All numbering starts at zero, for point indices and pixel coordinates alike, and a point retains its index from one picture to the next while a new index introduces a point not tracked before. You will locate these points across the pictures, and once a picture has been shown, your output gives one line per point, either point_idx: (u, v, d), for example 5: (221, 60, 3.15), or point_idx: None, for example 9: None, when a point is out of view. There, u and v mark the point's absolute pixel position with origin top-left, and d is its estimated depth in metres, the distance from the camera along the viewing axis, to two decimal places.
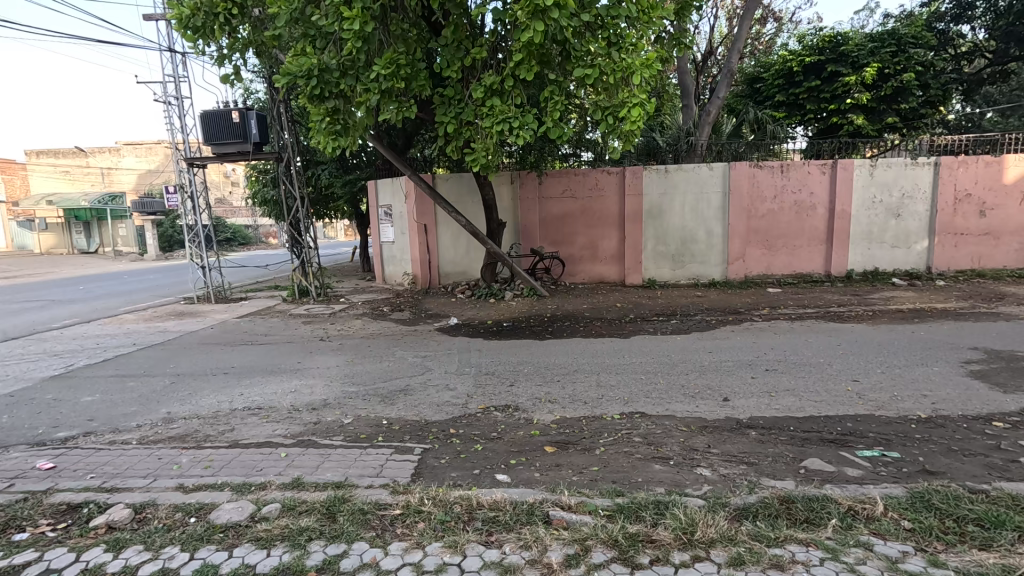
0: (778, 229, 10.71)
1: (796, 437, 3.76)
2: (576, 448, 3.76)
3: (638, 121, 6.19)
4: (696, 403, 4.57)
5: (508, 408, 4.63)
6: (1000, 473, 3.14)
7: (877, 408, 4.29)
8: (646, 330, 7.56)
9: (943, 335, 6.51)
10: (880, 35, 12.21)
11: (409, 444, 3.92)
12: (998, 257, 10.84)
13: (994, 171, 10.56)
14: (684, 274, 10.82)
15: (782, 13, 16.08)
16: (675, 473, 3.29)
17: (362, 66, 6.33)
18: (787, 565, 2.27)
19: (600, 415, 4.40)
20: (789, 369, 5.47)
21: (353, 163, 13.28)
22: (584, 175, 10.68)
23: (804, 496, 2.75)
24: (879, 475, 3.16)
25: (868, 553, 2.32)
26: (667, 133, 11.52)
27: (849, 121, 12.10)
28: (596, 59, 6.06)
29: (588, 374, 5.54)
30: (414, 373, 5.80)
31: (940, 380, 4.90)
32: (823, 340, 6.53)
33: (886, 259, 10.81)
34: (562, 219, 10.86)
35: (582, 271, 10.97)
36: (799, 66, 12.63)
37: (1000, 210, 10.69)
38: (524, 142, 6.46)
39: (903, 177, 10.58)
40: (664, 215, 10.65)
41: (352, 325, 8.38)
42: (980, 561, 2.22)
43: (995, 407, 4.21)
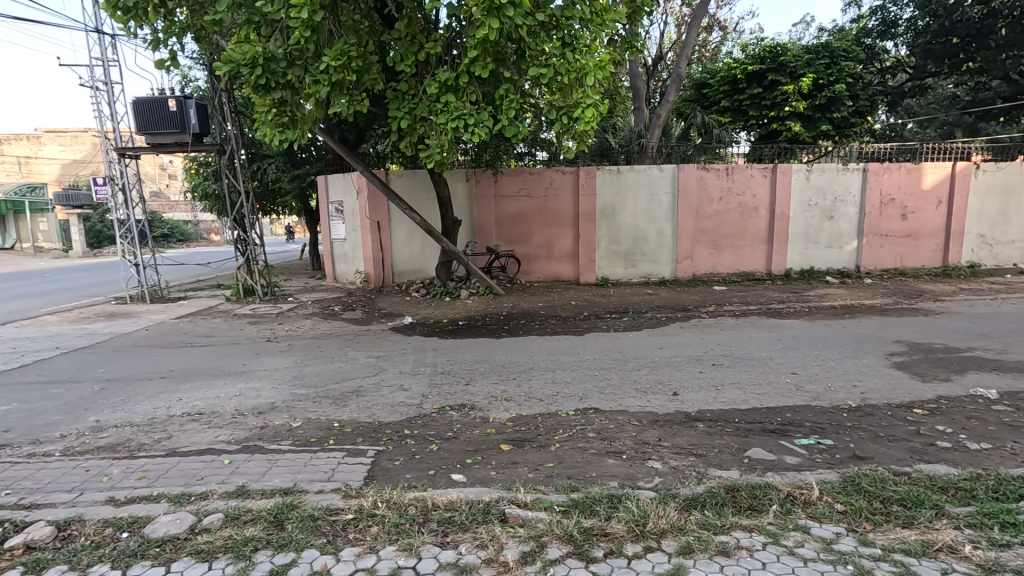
0: (724, 229, 11.18)
1: (741, 428, 3.94)
2: (532, 445, 3.78)
3: (592, 121, 6.30)
4: (647, 398, 4.71)
5: (463, 408, 4.60)
6: (920, 456, 3.39)
7: (814, 399, 4.55)
8: (600, 327, 7.71)
9: (871, 330, 6.99)
10: (815, 47, 12.94)
11: (362, 446, 3.82)
12: (919, 257, 11.75)
13: (914, 177, 11.45)
14: (636, 273, 11.10)
15: (727, 22, 16.78)
16: (628, 467, 3.38)
17: (311, 56, 6.10)
18: (732, 551, 2.36)
19: (555, 411, 4.45)
20: (733, 363, 5.73)
21: (302, 158, 12.83)
22: (538, 174, 10.75)
23: (747, 484, 2.88)
24: (815, 462, 3.36)
25: (805, 536, 2.45)
26: (619, 135, 11.78)
27: (788, 128, 12.82)
28: (551, 59, 6.11)
29: (544, 372, 5.59)
30: (367, 373, 5.67)
31: (868, 371, 5.25)
32: (764, 336, 6.88)
33: (820, 259, 11.49)
34: (517, 218, 10.89)
35: (537, 269, 11.05)
36: (743, 73, 13.21)
37: (920, 213, 11.60)
38: (480, 139, 6.43)
39: (835, 182, 11.28)
40: (617, 214, 10.89)
41: (302, 326, 8.09)
42: (903, 538, 2.39)
43: (915, 395, 4.55)
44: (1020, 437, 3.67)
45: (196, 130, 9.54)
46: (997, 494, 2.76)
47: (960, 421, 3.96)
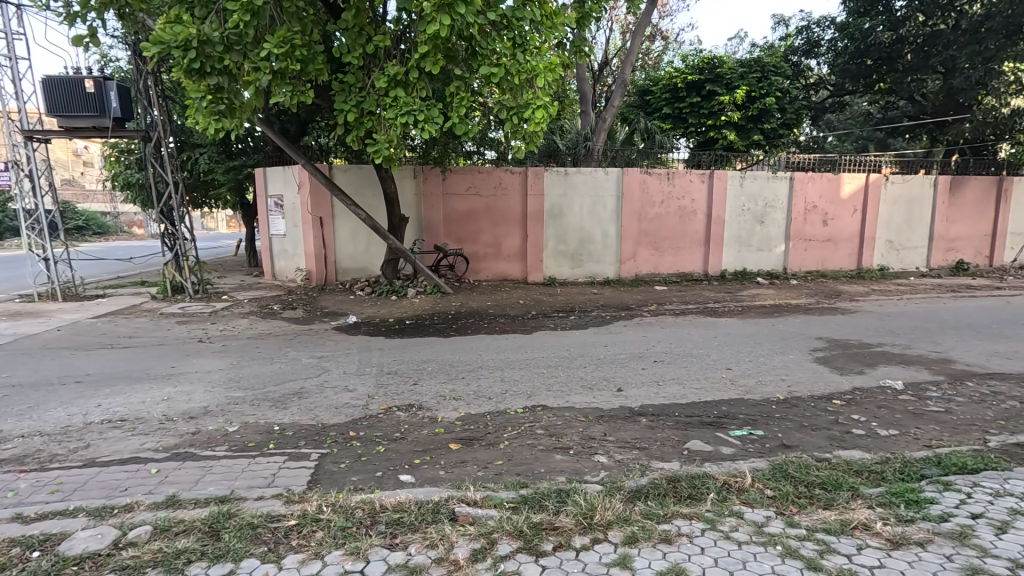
0: (665, 232, 11.64)
1: (681, 422, 4.14)
2: (481, 443, 3.79)
3: (542, 122, 6.39)
4: (593, 394, 4.84)
5: (411, 408, 4.54)
6: (839, 443, 3.69)
7: (746, 392, 4.84)
8: (548, 326, 7.83)
9: (796, 328, 7.52)
10: (748, 61, 13.75)
11: (305, 450, 3.69)
12: (837, 260, 12.75)
13: (834, 186, 12.41)
14: (582, 273, 11.35)
15: (668, 32, 17.48)
16: (575, 462, 3.46)
17: (251, 41, 5.81)
18: (674, 538, 2.46)
19: (504, 409, 4.48)
20: (673, 359, 6.00)
21: (238, 149, 12.12)
22: (487, 172, 10.75)
23: (687, 475, 3.03)
24: (747, 451, 3.58)
25: (739, 520, 2.59)
26: (567, 137, 11.99)
27: (724, 136, 13.52)
28: (502, 58, 6.11)
29: (492, 370, 5.61)
30: (309, 374, 5.46)
31: (794, 366, 5.65)
32: (701, 333, 7.24)
33: (752, 261, 12.21)
34: (466, 216, 10.84)
35: (485, 268, 11.04)
36: (683, 83, 13.85)
37: (839, 220, 12.58)
38: (430, 136, 6.34)
39: (766, 189, 12.02)
40: (564, 215, 11.09)
41: (237, 325, 7.69)
42: (824, 518, 2.57)
43: (834, 388, 4.94)
44: (922, 423, 4.06)
45: (118, 115, 8.82)
46: (903, 476, 3.03)
47: (872, 410, 4.34)
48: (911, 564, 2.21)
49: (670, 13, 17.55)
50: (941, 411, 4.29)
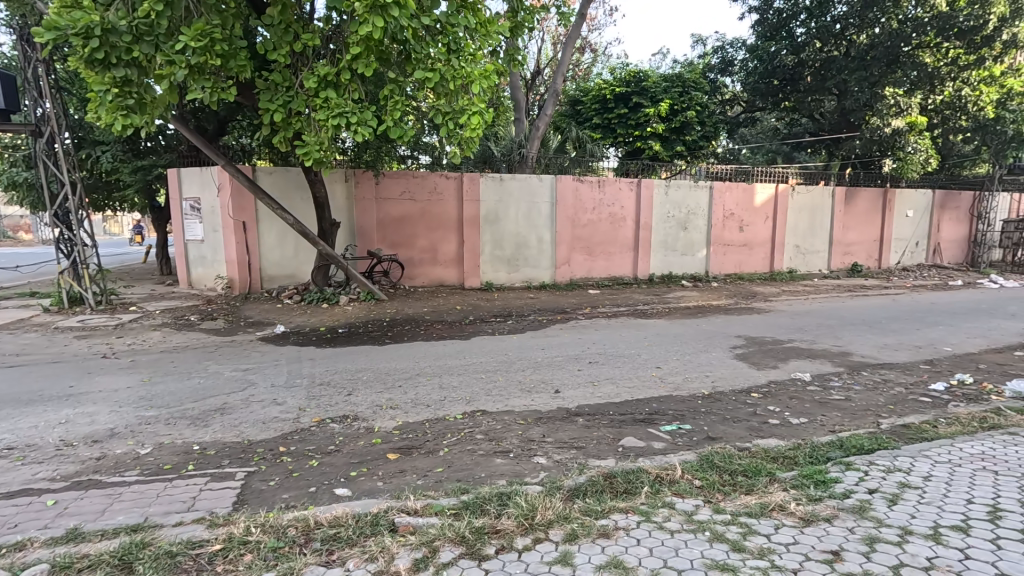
0: (597, 238, 12.04)
1: (615, 419, 4.30)
2: (420, 451, 3.75)
3: (478, 128, 6.38)
4: (532, 397, 4.91)
5: (345, 419, 4.39)
6: (758, 433, 3.98)
7: (675, 389, 5.11)
8: (486, 330, 7.87)
9: (717, 326, 8.05)
10: (671, 77, 14.60)
11: (229, 469, 3.46)
12: (753, 263, 13.76)
13: (748, 195, 13.41)
14: (518, 278, 11.48)
15: (597, 46, 18.23)
16: (515, 464, 3.50)
17: (163, 33, 5.43)
18: (612, 532, 2.52)
19: (443, 416, 4.44)
20: (607, 360, 6.22)
21: (147, 148, 11.04)
22: (422, 177, 10.61)
23: (622, 471, 3.16)
24: (677, 445, 3.78)
25: (671, 511, 2.70)
26: (501, 143, 12.15)
27: (650, 146, 14.22)
28: (436, 64, 6.06)
29: (430, 377, 5.54)
30: (234, 389, 5.13)
31: (717, 363, 6.04)
32: (633, 334, 7.57)
33: (677, 265, 12.92)
34: (400, 221, 10.64)
35: (421, 274, 10.88)
36: (611, 94, 14.46)
37: (753, 226, 13.60)
38: (363, 139, 6.17)
39: (688, 197, 12.78)
40: (500, 220, 11.18)
41: (148, 338, 7.07)
42: (746, 503, 2.73)
43: (753, 382, 5.32)
44: (827, 411, 4.47)
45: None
46: (812, 459, 3.32)
47: (785, 401, 4.72)
48: (820, 538, 2.36)
49: (598, 27, 18.27)
50: (841, 399, 4.75)
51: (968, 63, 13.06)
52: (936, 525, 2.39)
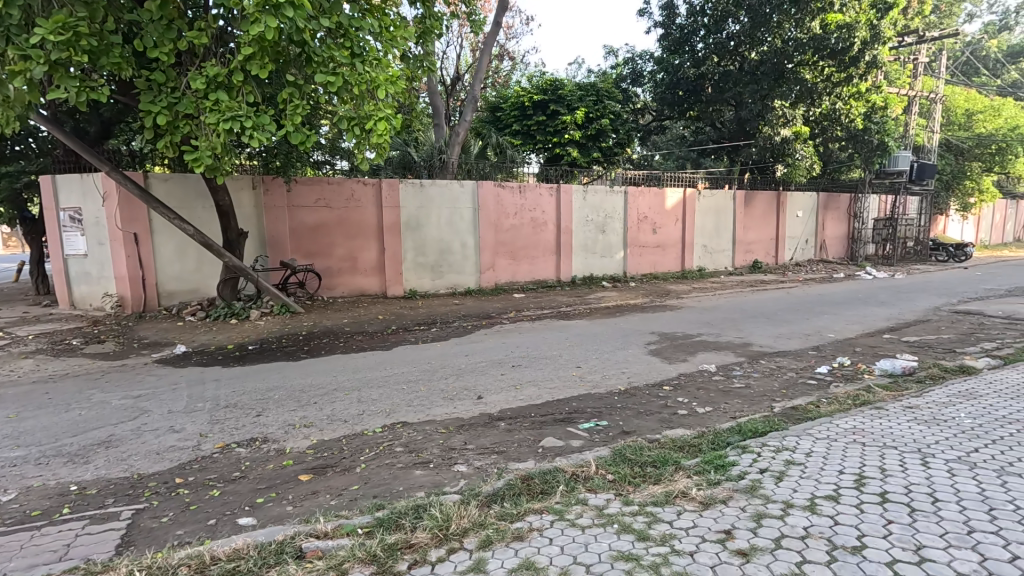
0: (520, 242, 12.21)
1: (536, 421, 4.37)
2: (336, 470, 3.60)
3: (385, 134, 6.20)
4: (454, 404, 4.87)
5: (253, 442, 4.11)
6: (667, 424, 4.22)
7: (593, 387, 5.29)
8: (409, 339, 7.72)
9: (635, 324, 8.45)
10: (585, 86, 15.19)
11: (114, 508, 3.12)
12: (666, 263, 14.59)
13: (659, 200, 14.21)
14: (443, 284, 11.37)
15: (515, 54, 18.65)
16: (435, 474, 3.46)
17: (18, 25, 4.86)
18: (526, 534, 2.54)
19: (360, 431, 4.29)
20: (530, 362, 6.31)
21: (15, 152, 9.87)
22: (338, 183, 10.23)
23: (539, 472, 3.21)
24: (594, 441, 3.91)
25: (584, 507, 2.78)
26: (421, 149, 12.02)
27: (568, 153, 14.66)
28: (339, 67, 5.83)
29: (348, 392, 5.32)
30: (124, 418, 4.65)
31: (633, 359, 6.33)
32: (556, 335, 7.75)
33: (597, 267, 13.41)
34: (316, 229, 10.16)
35: (341, 284, 10.44)
36: (529, 101, 14.81)
37: (665, 228, 14.43)
38: (260, 144, 5.85)
39: (605, 202, 13.32)
40: (422, 227, 11.03)
41: (17, 368, 6.24)
42: (653, 493, 2.87)
43: (665, 376, 5.62)
44: (729, 399, 4.81)
45: None
46: (714, 445, 3.56)
47: (693, 392, 5.04)
48: (716, 519, 2.53)
49: (515, 35, 18.67)
50: (742, 387, 5.16)
51: (839, 80, 14.54)
52: (812, 497, 2.65)
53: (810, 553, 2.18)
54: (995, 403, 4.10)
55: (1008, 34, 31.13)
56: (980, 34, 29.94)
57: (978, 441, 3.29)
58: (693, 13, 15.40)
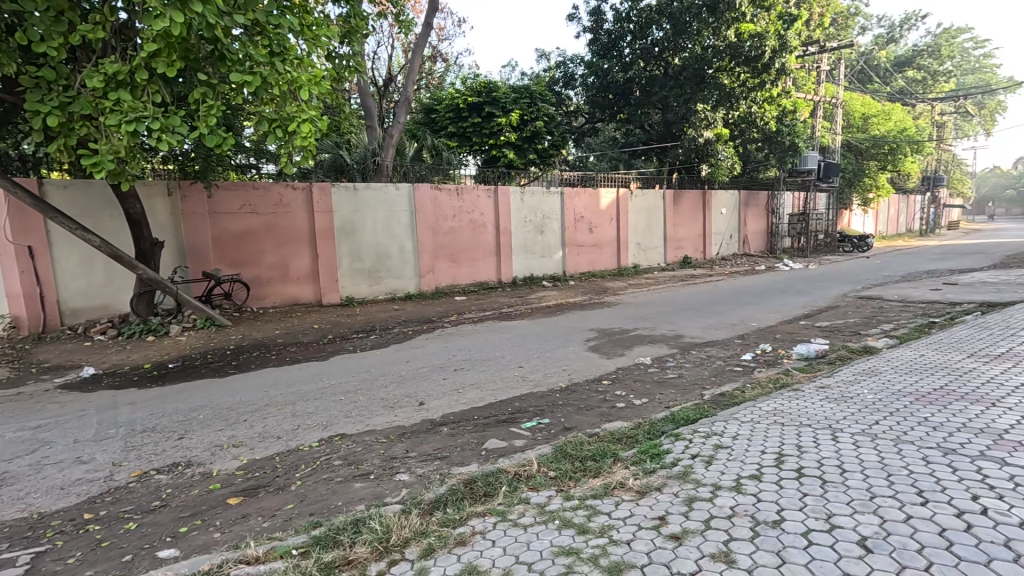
0: (459, 245, 12.15)
1: (479, 424, 4.36)
2: (268, 490, 3.41)
3: (310, 137, 5.92)
4: (395, 413, 4.76)
5: (175, 467, 3.82)
6: (606, 418, 4.34)
7: (535, 385, 5.36)
8: (347, 348, 7.46)
9: (575, 322, 8.63)
10: (518, 88, 15.34)
11: (9, 553, 2.80)
12: (603, 261, 15.03)
13: (594, 200, 14.61)
14: (381, 290, 11.09)
15: (448, 56, 18.57)
16: (376, 486, 3.37)
17: None
18: (469, 538, 2.53)
19: (295, 446, 4.09)
20: (472, 365, 6.29)
21: None
22: (264, 188, 9.73)
23: (482, 475, 3.21)
24: (536, 440, 3.95)
25: (526, 506, 2.80)
26: (354, 152, 11.67)
27: (504, 155, 14.74)
28: (257, 66, 5.55)
29: (282, 406, 5.06)
30: (21, 452, 4.18)
31: (573, 356, 6.47)
32: (498, 337, 7.77)
33: (537, 267, 13.59)
34: (242, 237, 9.61)
35: (271, 293, 9.93)
36: (464, 103, 14.79)
37: (600, 227, 14.86)
38: (169, 147, 5.43)
39: (542, 203, 13.53)
40: (357, 232, 10.71)
41: None
42: (592, 486, 2.95)
43: (604, 371, 5.78)
44: (664, 390, 5.02)
45: None
46: (649, 435, 3.70)
47: (630, 385, 5.22)
48: (651, 506, 2.63)
49: (448, 37, 18.59)
50: (674, 377, 5.40)
51: (754, 85, 15.46)
52: (738, 477, 2.81)
53: (736, 530, 2.32)
54: (892, 378, 4.54)
55: (894, 46, 34.59)
56: (871, 46, 33.14)
57: (879, 415, 3.62)
58: (619, 19, 15.98)
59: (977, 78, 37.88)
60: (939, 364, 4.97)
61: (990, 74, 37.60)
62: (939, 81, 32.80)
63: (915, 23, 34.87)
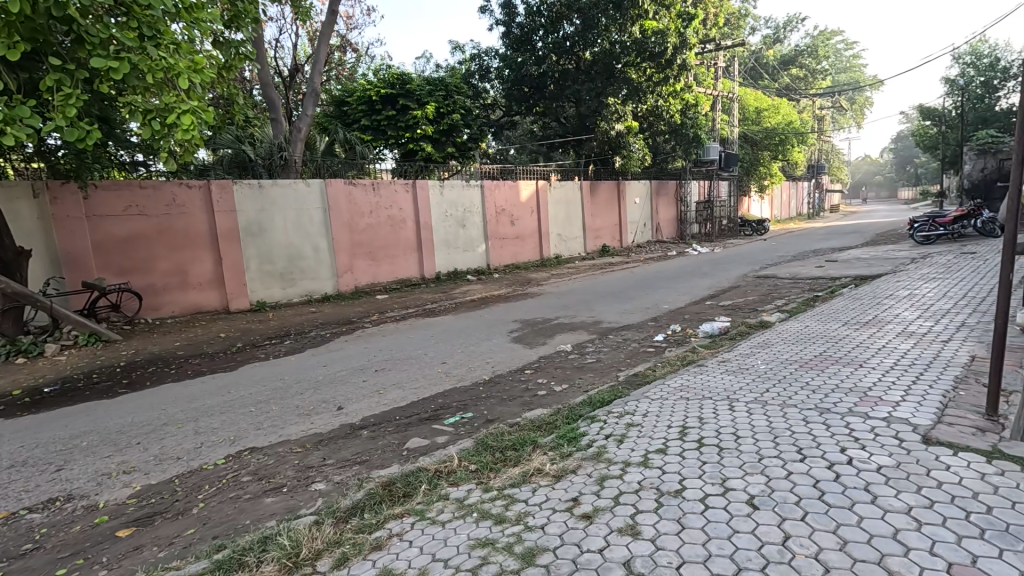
0: (378, 242, 11.78)
1: (400, 424, 4.26)
2: (166, 516, 3.13)
3: (192, 129, 5.39)
4: (311, 420, 4.53)
5: (52, 503, 3.39)
6: (528, 406, 4.42)
7: (458, 380, 5.34)
8: (258, 356, 7.00)
9: (499, 315, 8.68)
10: (433, 81, 15.07)
11: None
12: (526, 253, 15.26)
13: (514, 192, 14.75)
14: (295, 292, 10.52)
15: (358, 45, 17.83)
16: (289, 499, 3.19)
17: None
18: (385, 542, 2.46)
19: (198, 466, 3.77)
20: (394, 364, 6.14)
21: None
22: (153, 187, 8.85)
23: (401, 476, 3.14)
24: (459, 435, 3.92)
25: (445, 502, 2.78)
26: (259, 147, 10.90)
27: (421, 148, 14.41)
28: (124, 51, 5.00)
29: (182, 424, 4.65)
30: None
31: (497, 349, 6.50)
32: (421, 334, 7.64)
33: (460, 261, 13.50)
34: (130, 243, 8.69)
35: (169, 302, 9.08)
36: (377, 95, 14.28)
37: (522, 219, 15.05)
38: (17, 142, 4.75)
39: (463, 196, 13.45)
40: (265, 232, 10.06)
41: None
42: (511, 475, 2.98)
43: (526, 361, 5.85)
44: (583, 374, 5.20)
45: None
46: (567, 420, 3.80)
47: (551, 373, 5.34)
48: (566, 489, 2.70)
49: (357, 26, 17.83)
50: (593, 362, 5.59)
51: (659, 80, 16.33)
52: (646, 453, 2.97)
53: (642, 503, 2.44)
54: (782, 349, 5.00)
55: (780, 45, 37.85)
56: (760, 45, 36.04)
57: (769, 383, 3.98)
58: (530, 13, 16.06)
59: (849, 76, 42.40)
60: (822, 333, 5.53)
61: (859, 73, 42.24)
62: (817, 79, 36.44)
63: (796, 25, 38.30)
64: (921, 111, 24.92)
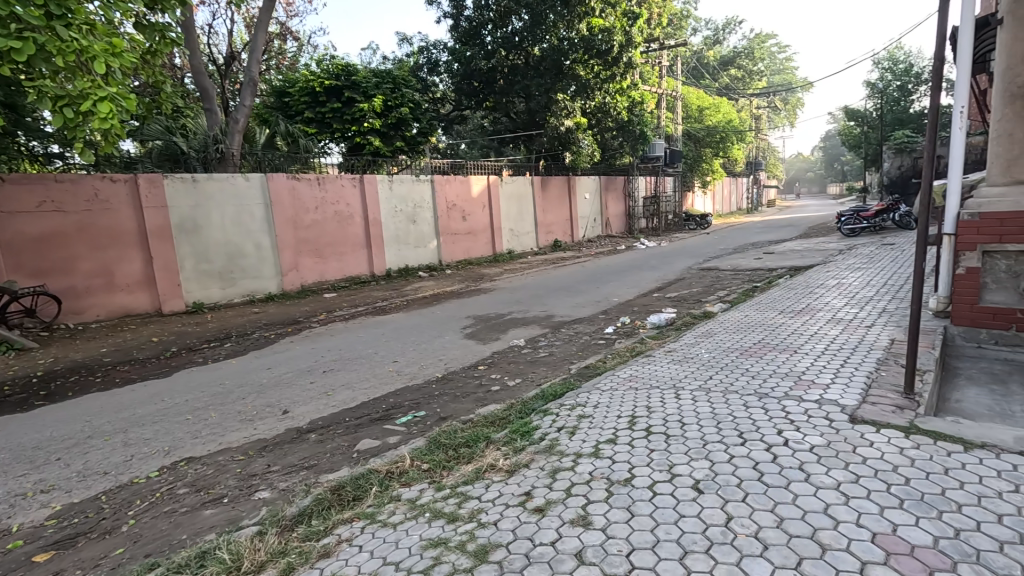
0: (325, 239, 11.39)
1: (350, 426, 4.13)
2: (91, 537, 2.90)
3: (111, 117, 4.99)
4: (254, 425, 4.33)
5: None
6: (481, 402, 4.40)
7: (411, 378, 5.24)
8: (195, 360, 6.60)
9: (452, 311, 8.60)
10: (380, 73, 14.70)
11: None
12: (479, 248, 15.21)
13: (465, 187, 14.65)
14: (236, 292, 10.00)
15: (300, 34, 17.09)
16: (230, 509, 3.03)
17: None
18: (334, 549, 2.38)
19: (128, 481, 3.52)
20: (343, 364, 5.96)
21: None
22: (71, 182, 8.14)
23: (350, 479, 3.04)
24: (411, 434, 3.86)
25: (396, 503, 2.72)
26: (192, 138, 10.27)
27: (369, 142, 14.00)
28: (28, 30, 4.55)
29: (110, 437, 4.32)
30: None
31: (450, 345, 6.44)
32: (372, 333, 7.45)
33: (411, 258, 13.26)
34: (46, 242, 7.97)
35: (94, 305, 8.41)
36: (320, 87, 13.76)
37: (474, 215, 14.97)
38: None
39: (413, 191, 13.21)
40: (201, 229, 9.50)
41: None
42: (463, 472, 2.95)
43: (480, 357, 5.82)
44: (536, 368, 5.23)
45: None
46: (520, 415, 3.81)
47: (504, 368, 5.34)
48: (520, 484, 2.70)
49: (298, 13, 17.07)
50: (545, 356, 5.64)
51: (606, 77, 16.58)
52: (597, 444, 3.01)
53: (592, 494, 2.47)
54: (724, 337, 5.22)
55: (720, 46, 39.41)
56: (701, 46, 37.37)
57: (713, 371, 4.14)
58: (478, 6, 15.94)
59: (782, 78, 44.74)
60: (761, 321, 5.82)
61: (792, 75, 44.65)
62: (754, 79, 38.20)
63: (734, 28, 39.97)
64: (847, 112, 26.67)
